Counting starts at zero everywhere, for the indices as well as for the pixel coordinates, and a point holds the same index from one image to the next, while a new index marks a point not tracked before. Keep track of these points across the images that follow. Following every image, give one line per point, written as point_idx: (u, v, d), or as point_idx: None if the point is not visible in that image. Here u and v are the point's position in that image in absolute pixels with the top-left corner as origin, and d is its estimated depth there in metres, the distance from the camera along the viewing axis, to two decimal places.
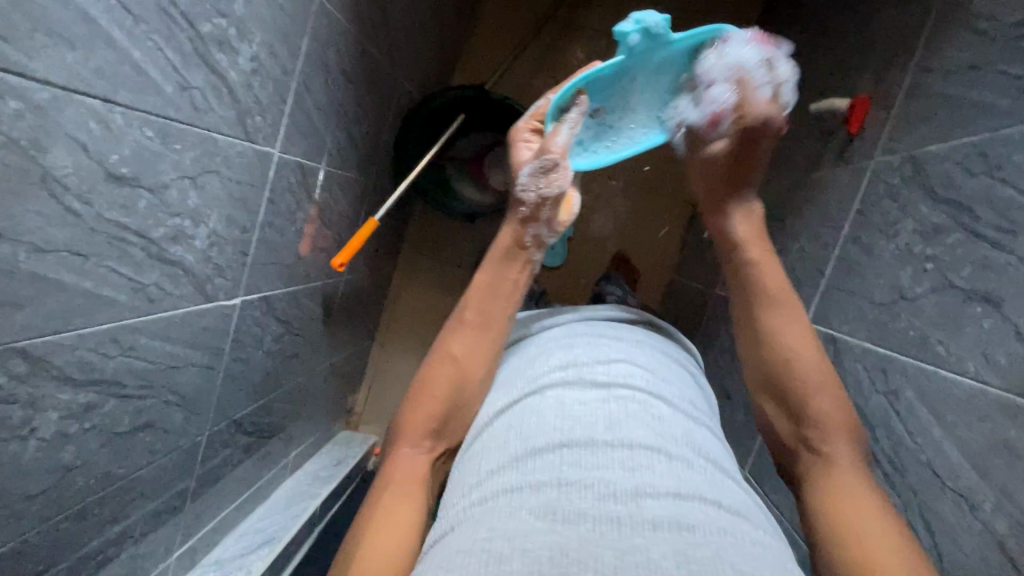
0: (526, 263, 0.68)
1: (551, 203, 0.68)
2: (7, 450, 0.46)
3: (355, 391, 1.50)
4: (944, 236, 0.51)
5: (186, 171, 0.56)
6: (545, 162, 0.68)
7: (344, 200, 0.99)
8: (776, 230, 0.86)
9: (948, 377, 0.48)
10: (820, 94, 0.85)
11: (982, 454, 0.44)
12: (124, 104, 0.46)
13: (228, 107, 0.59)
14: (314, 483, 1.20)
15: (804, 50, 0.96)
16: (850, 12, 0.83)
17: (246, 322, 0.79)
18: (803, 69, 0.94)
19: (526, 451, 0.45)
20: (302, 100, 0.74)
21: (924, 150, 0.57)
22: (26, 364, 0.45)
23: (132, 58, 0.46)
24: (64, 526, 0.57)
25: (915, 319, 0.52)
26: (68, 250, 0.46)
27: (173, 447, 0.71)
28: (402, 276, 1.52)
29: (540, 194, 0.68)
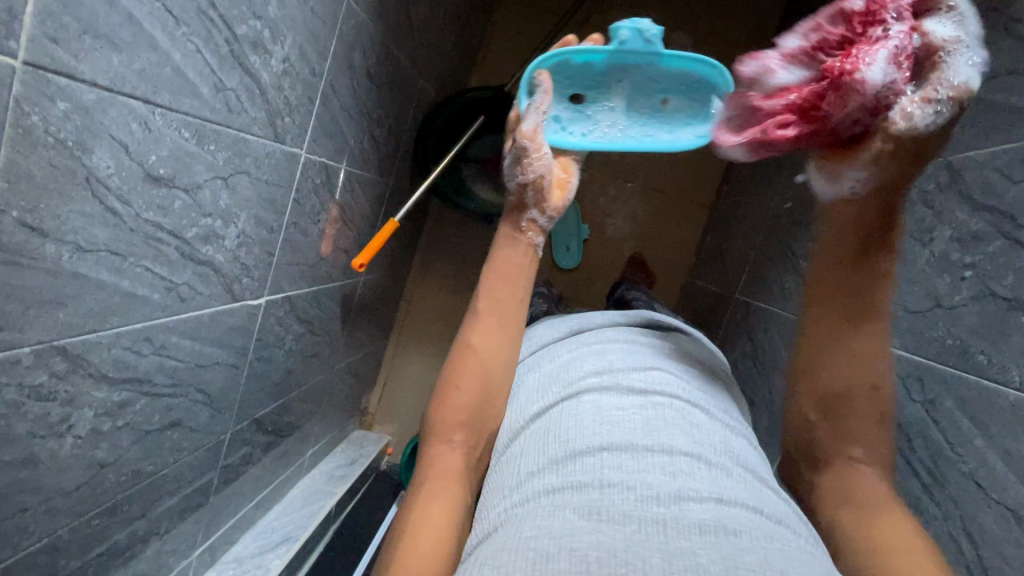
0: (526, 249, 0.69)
1: (533, 187, 0.68)
2: (45, 446, 0.47)
3: (369, 391, 1.51)
4: (985, 244, 0.51)
5: (219, 172, 0.56)
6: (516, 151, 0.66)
7: (365, 201, 1.00)
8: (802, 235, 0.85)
9: (991, 387, 0.47)
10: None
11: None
12: (164, 105, 0.47)
13: (260, 109, 0.60)
14: (329, 481, 1.20)
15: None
16: None
17: (271, 321, 0.79)
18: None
19: (565, 453, 0.45)
20: (329, 101, 0.74)
21: (961, 156, 0.56)
22: (65, 363, 0.46)
23: (173, 60, 0.46)
24: (95, 523, 0.57)
25: (954, 328, 0.52)
26: (107, 249, 0.46)
27: (199, 445, 0.71)
28: (418, 276, 1.52)
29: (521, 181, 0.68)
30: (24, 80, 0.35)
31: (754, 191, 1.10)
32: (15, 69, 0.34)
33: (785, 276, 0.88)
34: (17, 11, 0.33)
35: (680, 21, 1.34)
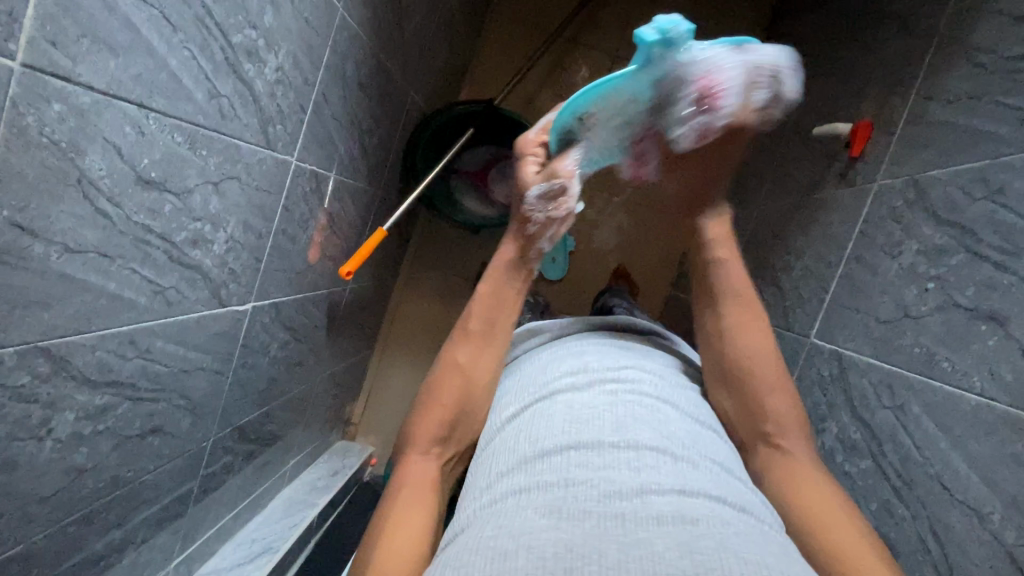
0: (528, 275, 0.71)
1: (557, 224, 0.71)
2: (24, 450, 0.46)
3: (353, 400, 1.50)
4: (948, 256, 0.53)
5: (210, 176, 0.57)
6: (554, 185, 0.69)
7: (354, 209, 1.00)
8: (780, 248, 0.88)
9: (956, 393, 0.49)
10: (822, 118, 0.88)
11: (989, 467, 0.45)
12: (157, 109, 0.47)
13: (252, 116, 0.60)
14: (311, 492, 1.18)
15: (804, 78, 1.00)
16: (850, 42, 0.86)
17: (256, 327, 0.79)
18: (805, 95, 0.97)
19: (533, 453, 0.46)
20: (321, 110, 0.75)
21: (927, 174, 0.59)
22: (48, 364, 0.45)
23: (168, 66, 0.47)
24: (70, 530, 0.56)
25: (920, 336, 0.54)
26: (96, 251, 0.46)
27: (180, 452, 0.70)
28: (404, 285, 1.53)
29: (547, 214, 0.70)
30: (21, 81, 0.35)
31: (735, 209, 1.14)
32: (12, 69, 0.35)
33: (763, 289, 0.91)
34: (17, 13, 0.34)
35: None
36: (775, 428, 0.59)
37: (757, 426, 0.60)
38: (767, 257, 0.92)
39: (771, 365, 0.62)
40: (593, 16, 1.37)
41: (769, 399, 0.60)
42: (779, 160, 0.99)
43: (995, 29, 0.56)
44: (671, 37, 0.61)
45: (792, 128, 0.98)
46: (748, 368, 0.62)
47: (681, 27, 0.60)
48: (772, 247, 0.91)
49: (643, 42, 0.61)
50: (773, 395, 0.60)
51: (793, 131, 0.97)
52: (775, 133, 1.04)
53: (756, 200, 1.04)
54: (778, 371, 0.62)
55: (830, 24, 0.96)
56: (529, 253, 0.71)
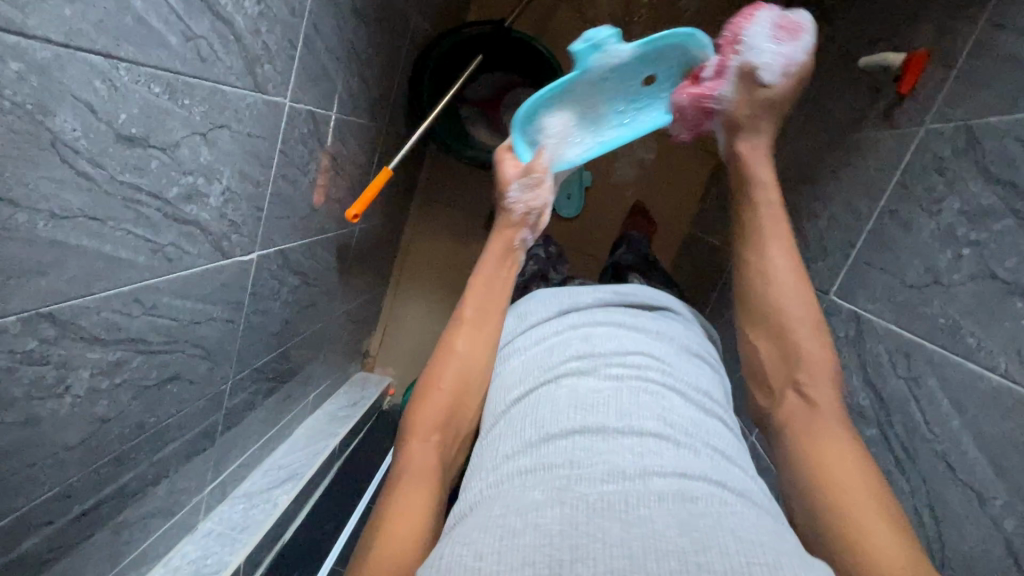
0: (512, 263, 0.72)
1: (538, 213, 0.75)
2: (45, 407, 0.48)
3: (370, 334, 1.54)
4: (992, 220, 0.49)
5: (197, 127, 0.54)
6: (532, 178, 0.74)
7: (358, 148, 0.96)
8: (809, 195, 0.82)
9: (976, 371, 0.47)
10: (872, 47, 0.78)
11: (999, 447, 0.44)
12: (128, 59, 0.44)
13: (235, 58, 0.56)
14: (332, 421, 1.26)
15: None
16: None
17: (264, 275, 0.79)
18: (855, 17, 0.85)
19: (539, 437, 0.47)
20: (313, 44, 0.70)
21: (983, 122, 0.52)
22: (54, 328, 0.46)
23: (133, 9, 0.43)
24: (103, 470, 0.60)
25: (947, 307, 0.51)
26: (84, 215, 0.45)
27: (200, 396, 0.74)
28: (416, 222, 1.50)
29: (528, 206, 0.74)
30: None
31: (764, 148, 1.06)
32: None
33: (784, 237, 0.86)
34: None
35: None
36: (807, 376, 0.58)
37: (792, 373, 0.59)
38: (791, 202, 0.86)
39: (798, 303, 0.62)
40: None
41: (808, 349, 0.60)
42: (816, 91, 0.90)
43: None
44: (600, 43, 0.71)
45: (835, 54, 0.87)
46: (788, 315, 0.61)
47: (604, 33, 0.70)
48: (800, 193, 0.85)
49: (577, 56, 0.72)
50: (815, 347, 0.59)
51: (836, 62, 0.86)
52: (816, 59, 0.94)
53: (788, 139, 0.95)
54: (815, 314, 0.62)
55: None
56: (515, 243, 0.73)
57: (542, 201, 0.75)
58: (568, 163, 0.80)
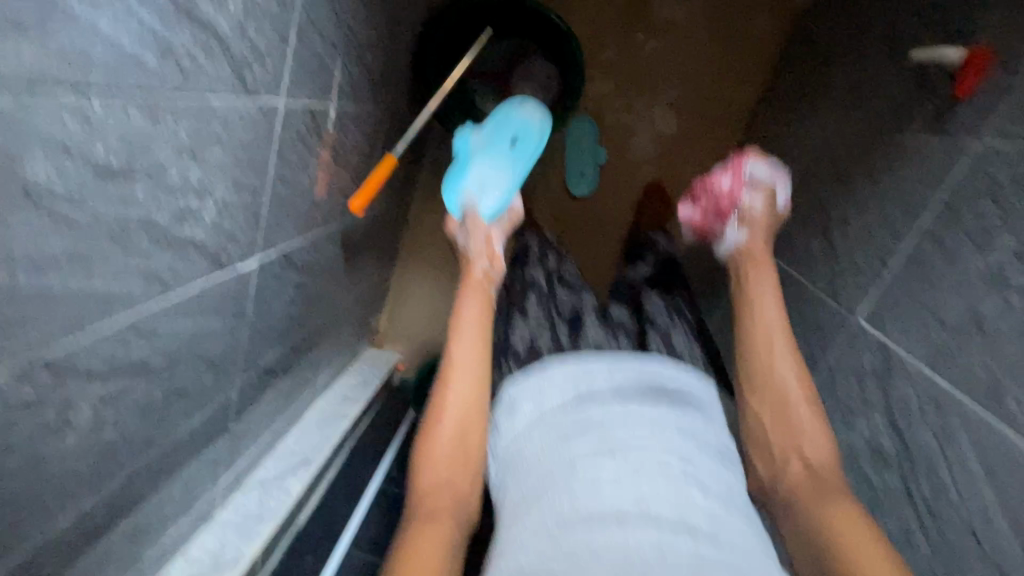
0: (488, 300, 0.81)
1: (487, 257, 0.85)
2: (49, 445, 0.48)
3: (378, 311, 1.53)
4: None
5: (184, 147, 0.50)
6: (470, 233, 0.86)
7: (361, 135, 0.91)
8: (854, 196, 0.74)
9: (1016, 442, 0.47)
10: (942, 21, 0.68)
11: None
12: (101, 89, 0.39)
13: (222, 66, 0.51)
14: (343, 403, 1.27)
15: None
16: None
17: (267, 278, 0.77)
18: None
19: (558, 550, 0.54)
20: (307, 35, 0.64)
21: None
22: (50, 372, 0.45)
23: (102, 34, 0.38)
24: (116, 487, 0.61)
25: (991, 359, 0.49)
26: (69, 257, 0.42)
27: (208, 402, 0.74)
28: (423, 197, 1.46)
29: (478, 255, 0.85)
30: None
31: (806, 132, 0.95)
32: None
33: (808, 239, 0.82)
34: None
35: None
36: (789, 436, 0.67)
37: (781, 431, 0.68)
38: (819, 202, 0.81)
39: (788, 368, 0.70)
40: None
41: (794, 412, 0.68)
42: (858, 79, 0.82)
43: None
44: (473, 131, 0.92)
45: (882, 37, 0.79)
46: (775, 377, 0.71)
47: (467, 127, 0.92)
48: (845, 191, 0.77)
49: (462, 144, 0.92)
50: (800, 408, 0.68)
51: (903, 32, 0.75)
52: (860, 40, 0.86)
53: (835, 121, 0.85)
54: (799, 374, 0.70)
55: None
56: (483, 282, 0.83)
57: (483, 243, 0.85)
58: (498, 205, 0.91)
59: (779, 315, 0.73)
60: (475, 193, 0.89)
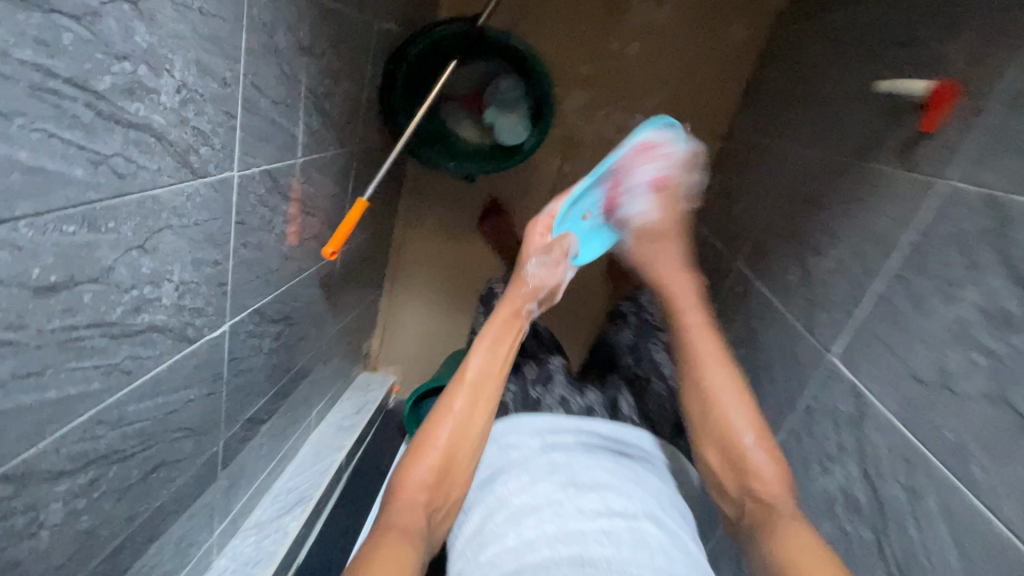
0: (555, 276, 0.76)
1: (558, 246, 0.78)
2: (23, 547, 0.49)
3: (369, 337, 1.53)
4: (1014, 333, 0.41)
5: (132, 243, 0.50)
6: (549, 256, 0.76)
7: (328, 182, 0.90)
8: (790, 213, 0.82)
9: (978, 509, 0.40)
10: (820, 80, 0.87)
11: None
12: (29, 214, 0.39)
13: (162, 157, 0.50)
14: (338, 434, 1.28)
15: (839, 20, 0.86)
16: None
17: (244, 333, 0.78)
18: (795, 62, 0.98)
19: (529, 552, 0.49)
20: (257, 104, 0.63)
21: (1012, 197, 0.44)
22: (13, 484, 0.45)
23: (23, 163, 0.37)
24: (102, 565, 0.63)
25: (961, 426, 0.43)
26: (16, 375, 0.42)
27: (189, 466, 0.75)
28: (406, 221, 1.44)
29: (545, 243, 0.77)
30: None
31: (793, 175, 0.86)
32: None
33: (787, 268, 0.79)
34: None
35: None
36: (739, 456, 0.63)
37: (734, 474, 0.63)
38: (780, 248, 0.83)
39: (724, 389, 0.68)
40: None
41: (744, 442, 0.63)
42: (826, 105, 0.82)
43: None
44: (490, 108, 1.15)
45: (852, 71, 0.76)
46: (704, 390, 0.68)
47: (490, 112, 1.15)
48: (772, 245, 0.85)
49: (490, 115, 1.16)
50: (747, 443, 0.63)
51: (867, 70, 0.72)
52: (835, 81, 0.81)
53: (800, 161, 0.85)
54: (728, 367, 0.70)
55: None
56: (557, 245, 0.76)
57: (554, 280, 0.75)
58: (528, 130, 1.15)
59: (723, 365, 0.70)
60: (512, 132, 1.15)
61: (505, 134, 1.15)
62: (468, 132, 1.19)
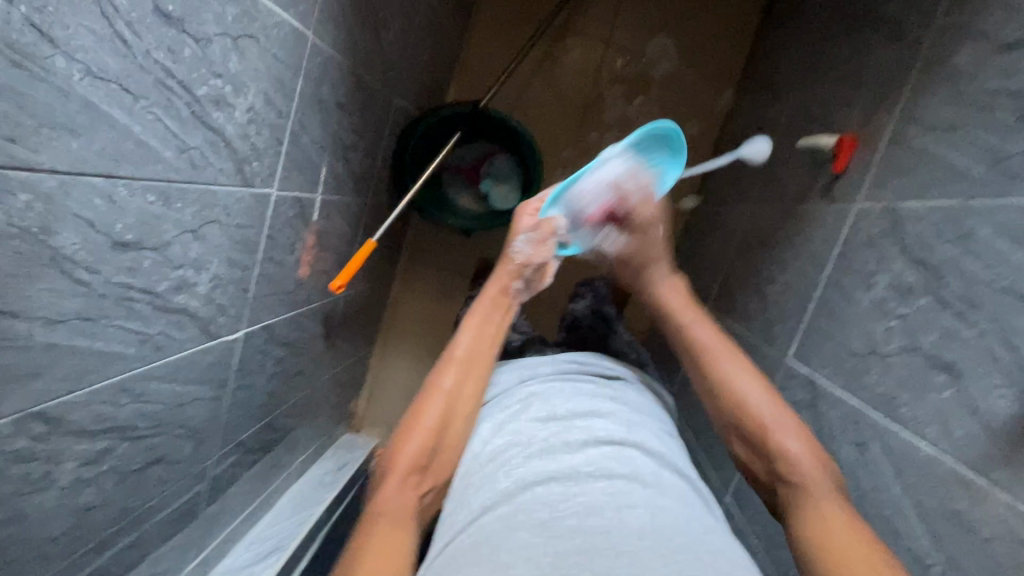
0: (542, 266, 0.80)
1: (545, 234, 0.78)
2: (31, 500, 0.50)
3: (356, 396, 1.54)
4: (916, 296, 0.52)
5: (188, 226, 0.58)
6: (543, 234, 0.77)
7: (342, 224, 1.01)
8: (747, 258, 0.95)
9: (911, 440, 0.49)
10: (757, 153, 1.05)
11: (935, 521, 0.46)
12: (126, 176, 0.48)
13: (227, 160, 0.61)
14: (318, 489, 1.23)
15: (765, 110, 1.08)
16: (832, 79, 0.82)
17: (254, 347, 0.83)
18: (739, 144, 1.18)
19: (518, 487, 0.53)
20: (299, 138, 0.76)
21: (903, 204, 0.57)
22: (45, 425, 0.49)
23: (133, 134, 0.47)
24: (84, 559, 0.61)
25: (884, 376, 0.54)
26: (80, 316, 0.48)
27: (182, 475, 0.75)
28: (403, 280, 1.54)
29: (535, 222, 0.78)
30: None
31: (745, 227, 1.01)
32: None
33: (748, 298, 0.90)
34: None
35: (672, 30, 1.34)
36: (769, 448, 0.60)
37: (771, 469, 0.59)
38: (742, 285, 0.94)
39: (744, 378, 0.65)
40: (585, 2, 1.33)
41: (781, 441, 0.59)
42: (766, 166, 0.98)
43: (977, 54, 0.53)
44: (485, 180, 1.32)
45: (783, 141, 0.94)
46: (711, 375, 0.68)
47: (485, 183, 1.32)
48: (736, 285, 0.97)
49: (486, 186, 1.32)
50: (782, 438, 0.59)
51: (793, 140, 0.90)
52: (770, 151, 0.99)
53: (750, 215, 0.99)
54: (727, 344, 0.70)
55: (806, 71, 0.94)
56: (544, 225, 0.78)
57: (544, 257, 0.78)
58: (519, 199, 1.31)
59: (725, 346, 0.69)
60: (505, 200, 1.31)
61: (498, 201, 1.31)
62: (466, 198, 1.34)
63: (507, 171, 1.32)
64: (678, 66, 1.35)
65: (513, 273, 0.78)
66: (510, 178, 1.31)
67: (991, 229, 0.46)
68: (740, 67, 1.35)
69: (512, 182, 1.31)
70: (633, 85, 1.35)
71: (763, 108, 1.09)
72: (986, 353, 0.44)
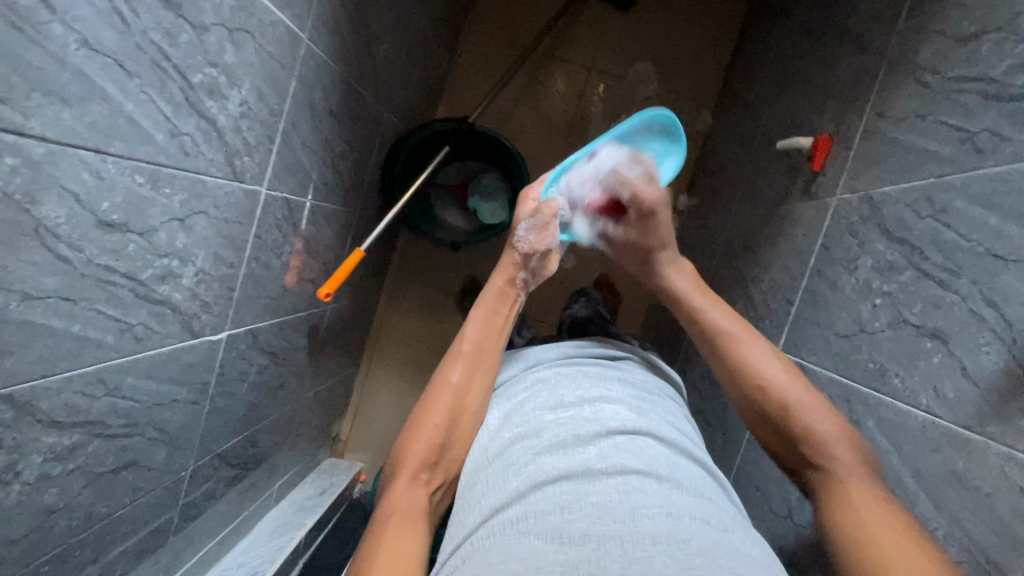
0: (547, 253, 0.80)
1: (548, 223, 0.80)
2: None
3: (339, 418, 1.49)
4: (898, 273, 0.54)
5: (176, 214, 0.58)
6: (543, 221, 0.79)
7: (330, 232, 1.01)
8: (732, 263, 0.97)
9: (907, 410, 0.51)
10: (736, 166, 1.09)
11: (938, 488, 0.47)
12: (116, 154, 0.48)
13: (217, 151, 0.61)
14: (298, 513, 1.17)
15: (743, 126, 1.12)
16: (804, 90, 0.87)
17: (237, 351, 0.81)
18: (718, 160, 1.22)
19: (530, 486, 0.52)
20: (291, 139, 0.76)
21: (880, 190, 0.59)
22: (13, 410, 0.46)
23: (125, 111, 0.47)
24: (43, 569, 0.57)
25: (875, 353, 0.55)
26: (58, 295, 0.47)
27: (155, 485, 0.71)
28: (389, 298, 1.53)
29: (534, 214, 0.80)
30: None
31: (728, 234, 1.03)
32: None
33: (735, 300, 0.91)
34: None
35: (650, 57, 1.41)
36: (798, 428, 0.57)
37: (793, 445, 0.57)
38: (728, 288, 0.95)
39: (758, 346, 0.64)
40: (568, 30, 1.40)
41: (801, 421, 0.56)
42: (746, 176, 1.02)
43: (939, 48, 0.56)
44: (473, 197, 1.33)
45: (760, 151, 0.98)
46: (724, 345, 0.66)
47: (473, 200, 1.33)
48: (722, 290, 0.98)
49: (474, 203, 1.33)
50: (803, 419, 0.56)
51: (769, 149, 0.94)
52: (749, 161, 1.03)
53: (732, 223, 1.02)
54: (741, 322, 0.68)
55: (778, 87, 0.99)
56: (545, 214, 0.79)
57: (546, 244, 0.79)
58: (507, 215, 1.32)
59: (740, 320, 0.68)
60: (492, 216, 1.32)
61: (485, 216, 1.32)
62: (454, 215, 1.36)
63: (495, 188, 1.33)
64: (658, 90, 1.41)
65: (518, 262, 0.79)
66: (498, 195, 1.33)
67: (965, 201, 0.48)
68: (717, 91, 1.41)
69: (500, 198, 1.32)
70: (616, 107, 1.41)
71: (740, 123, 1.14)
72: (972, 316, 0.46)
